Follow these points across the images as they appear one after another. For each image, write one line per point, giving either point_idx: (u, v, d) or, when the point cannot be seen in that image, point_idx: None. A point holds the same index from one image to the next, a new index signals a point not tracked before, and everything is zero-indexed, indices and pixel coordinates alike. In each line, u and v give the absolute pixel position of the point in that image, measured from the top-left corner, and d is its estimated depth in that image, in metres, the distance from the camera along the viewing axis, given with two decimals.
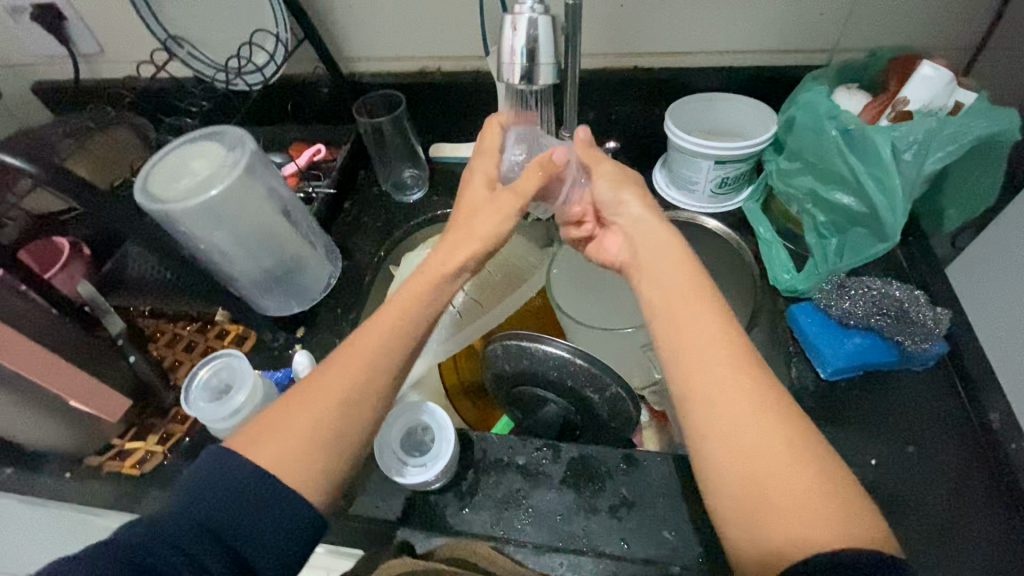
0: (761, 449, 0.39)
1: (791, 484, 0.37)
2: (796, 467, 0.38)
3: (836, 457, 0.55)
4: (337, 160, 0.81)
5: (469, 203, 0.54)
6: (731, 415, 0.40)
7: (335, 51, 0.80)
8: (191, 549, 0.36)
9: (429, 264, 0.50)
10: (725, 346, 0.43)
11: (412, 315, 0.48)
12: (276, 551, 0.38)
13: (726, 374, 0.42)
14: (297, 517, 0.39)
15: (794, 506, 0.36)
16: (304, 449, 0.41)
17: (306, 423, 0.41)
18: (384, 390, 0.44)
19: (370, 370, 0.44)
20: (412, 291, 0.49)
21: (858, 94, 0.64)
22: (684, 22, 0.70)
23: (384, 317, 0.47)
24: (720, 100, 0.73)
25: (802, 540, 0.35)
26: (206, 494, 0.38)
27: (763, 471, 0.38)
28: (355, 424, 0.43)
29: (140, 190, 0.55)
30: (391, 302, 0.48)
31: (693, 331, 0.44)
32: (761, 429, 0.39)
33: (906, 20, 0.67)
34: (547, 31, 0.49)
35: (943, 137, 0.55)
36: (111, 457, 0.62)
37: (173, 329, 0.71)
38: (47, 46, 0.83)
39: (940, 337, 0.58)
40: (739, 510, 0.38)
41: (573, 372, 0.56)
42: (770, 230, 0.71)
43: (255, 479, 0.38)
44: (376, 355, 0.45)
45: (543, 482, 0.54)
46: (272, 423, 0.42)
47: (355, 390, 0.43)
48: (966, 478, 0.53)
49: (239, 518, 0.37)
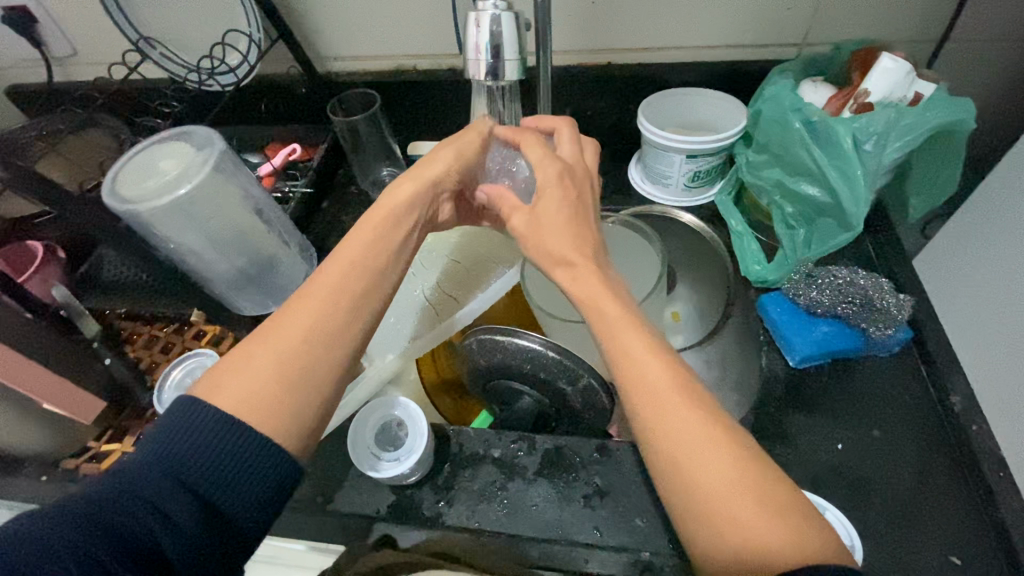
0: (707, 471, 0.38)
1: (734, 511, 0.36)
2: (740, 487, 0.37)
3: (803, 443, 0.56)
4: (314, 160, 0.81)
5: (441, 159, 0.51)
6: (677, 443, 0.39)
7: (309, 51, 0.80)
8: (162, 503, 0.35)
9: (383, 213, 0.48)
10: (665, 375, 0.41)
11: (370, 266, 0.46)
12: (256, 499, 0.37)
13: (663, 400, 0.40)
14: (272, 466, 0.38)
15: (747, 525, 0.35)
16: (268, 400, 0.39)
17: (268, 369, 0.40)
18: (343, 337, 0.43)
19: (333, 318, 0.43)
20: (371, 238, 0.47)
21: (822, 88, 0.65)
22: (653, 18, 0.71)
23: (339, 267, 0.45)
24: (692, 94, 0.74)
25: (757, 558, 0.35)
26: (180, 446, 0.36)
27: (707, 502, 0.37)
28: (318, 376, 0.41)
29: (110, 190, 0.55)
30: (346, 249, 0.46)
31: (628, 361, 0.42)
32: (706, 453, 0.38)
33: (871, 14, 0.68)
34: (510, 27, 0.50)
35: (901, 128, 0.56)
36: (87, 459, 0.61)
37: (149, 331, 0.71)
38: (15, 49, 0.82)
39: (903, 322, 0.60)
40: (698, 530, 0.37)
41: (545, 364, 0.57)
42: (741, 222, 0.71)
43: (222, 432, 0.37)
44: (331, 300, 0.43)
45: (517, 473, 0.55)
46: (230, 372, 0.40)
47: (319, 337, 0.42)
48: (930, 461, 0.54)
49: (213, 470, 0.36)
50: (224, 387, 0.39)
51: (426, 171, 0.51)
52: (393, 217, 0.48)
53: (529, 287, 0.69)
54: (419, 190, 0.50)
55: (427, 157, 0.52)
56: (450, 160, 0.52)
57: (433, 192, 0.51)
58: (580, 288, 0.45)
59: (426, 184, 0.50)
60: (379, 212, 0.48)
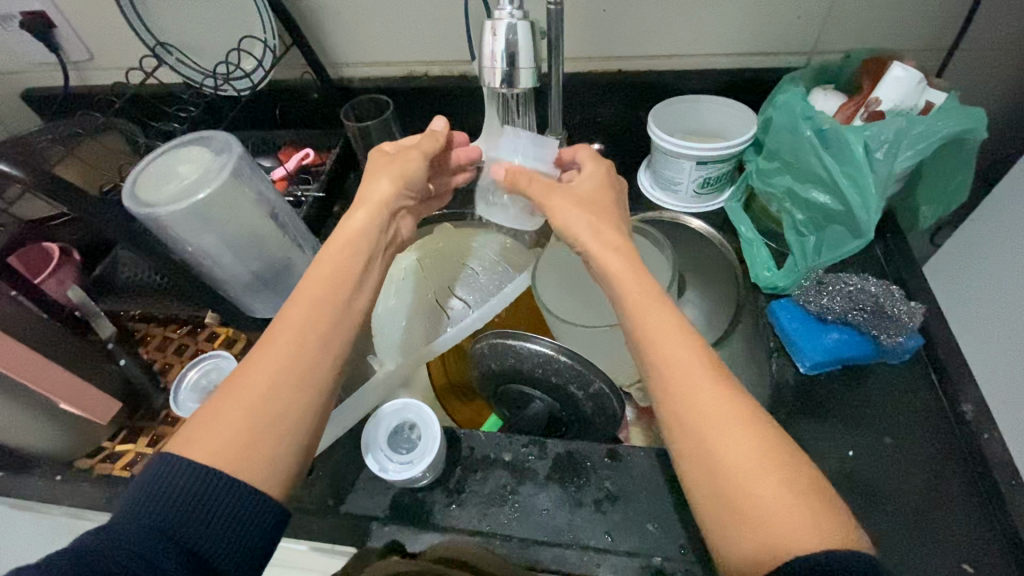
0: (729, 450, 0.38)
1: (758, 489, 0.36)
2: (760, 467, 0.37)
3: (814, 449, 0.56)
4: (326, 165, 0.82)
5: (381, 185, 0.52)
6: (700, 419, 0.39)
7: (323, 57, 0.81)
8: (149, 556, 0.34)
9: (341, 244, 0.48)
10: (689, 351, 0.41)
11: (333, 296, 0.45)
12: (243, 548, 0.37)
13: (695, 378, 0.40)
14: (260, 512, 0.38)
15: (772, 505, 0.35)
16: (241, 450, 0.38)
17: (238, 414, 0.39)
18: (310, 375, 0.42)
19: (301, 352, 0.42)
20: (327, 271, 0.46)
21: (833, 96, 0.66)
22: (664, 26, 0.71)
23: (296, 303, 0.44)
24: (702, 102, 0.74)
25: (784, 539, 0.34)
26: (169, 497, 0.36)
27: (733, 479, 0.37)
28: (287, 416, 0.40)
29: (129, 194, 0.56)
30: (306, 285, 0.45)
31: (659, 335, 0.42)
32: (729, 431, 0.38)
33: (881, 24, 0.69)
34: (526, 36, 0.50)
35: (912, 137, 0.57)
36: (102, 459, 0.63)
37: (163, 333, 0.72)
38: (34, 53, 0.83)
39: (915, 330, 0.60)
40: (723, 512, 0.37)
41: (557, 369, 0.57)
42: (751, 229, 0.72)
43: (208, 479, 0.36)
44: (296, 336, 0.42)
45: (528, 478, 0.55)
46: (200, 425, 0.39)
47: (282, 380, 0.41)
48: (942, 469, 0.54)
49: (203, 518, 0.36)
50: (197, 439, 0.38)
51: (375, 197, 0.51)
52: (352, 245, 0.48)
53: (538, 290, 0.69)
54: (370, 220, 0.50)
55: (370, 180, 0.53)
56: (392, 186, 0.52)
57: (386, 215, 0.52)
58: (613, 268, 0.46)
59: (377, 209, 0.51)
60: (340, 241, 0.48)
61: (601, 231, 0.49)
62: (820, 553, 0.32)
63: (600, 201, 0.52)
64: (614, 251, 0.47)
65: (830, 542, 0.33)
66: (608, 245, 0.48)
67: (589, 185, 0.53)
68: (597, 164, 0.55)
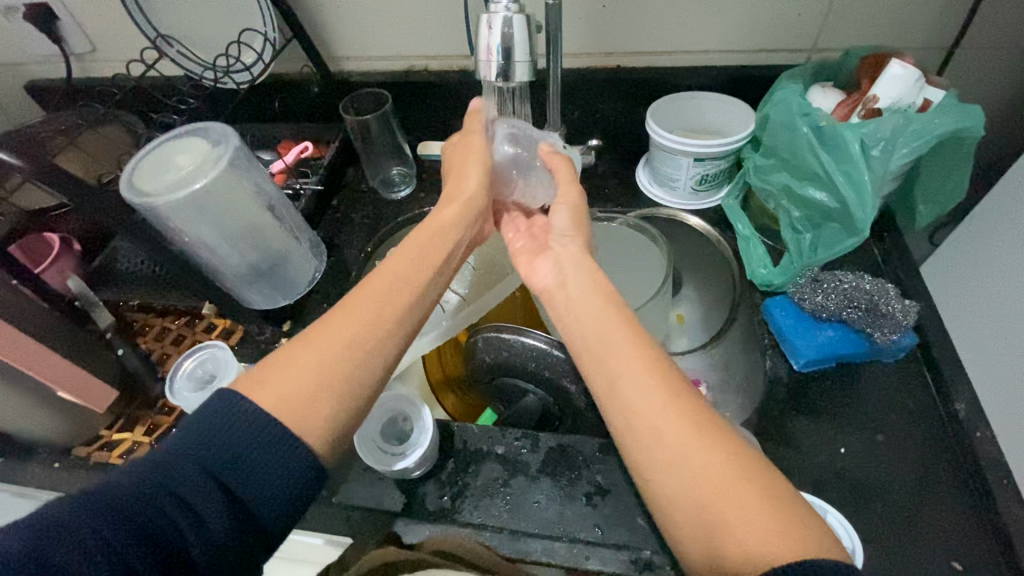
0: (696, 466, 0.37)
1: (728, 504, 0.36)
2: (729, 481, 0.36)
3: (807, 447, 0.56)
4: (325, 158, 0.82)
5: (472, 176, 0.54)
6: (665, 439, 0.39)
7: (323, 50, 0.81)
8: (191, 499, 0.35)
9: (433, 227, 0.50)
10: (648, 371, 0.41)
11: (417, 277, 0.47)
12: (280, 502, 0.37)
13: (653, 396, 0.40)
14: (303, 471, 0.38)
15: (747, 518, 0.35)
16: (304, 398, 0.39)
17: (313, 364, 0.40)
18: (387, 339, 0.44)
19: (382, 323, 0.43)
20: (415, 250, 0.48)
21: (832, 93, 0.65)
22: (663, 21, 0.71)
23: (385, 273, 0.46)
24: (701, 99, 0.74)
25: (759, 551, 0.34)
26: (219, 442, 0.37)
27: (705, 493, 0.37)
28: (351, 377, 0.41)
29: (127, 184, 0.57)
30: (395, 262, 0.47)
31: (613, 354, 0.43)
32: (696, 449, 0.38)
33: (881, 21, 0.68)
34: (522, 29, 0.50)
35: (908, 134, 0.57)
36: (98, 448, 0.62)
37: (162, 323, 0.71)
38: (37, 44, 0.84)
39: (909, 328, 0.60)
40: (700, 531, 0.36)
41: (550, 363, 0.58)
42: (748, 226, 0.71)
43: (262, 425, 0.37)
44: (382, 300, 0.44)
45: (520, 470, 0.55)
46: (271, 371, 0.40)
47: (365, 338, 0.42)
48: (933, 468, 0.54)
49: (247, 466, 0.36)
50: (271, 382, 0.39)
51: (463, 193, 0.53)
52: (436, 233, 0.50)
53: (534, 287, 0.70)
54: (461, 214, 0.52)
55: (461, 172, 0.55)
56: (480, 174, 0.54)
57: (473, 209, 0.53)
58: (577, 286, 0.48)
59: (462, 202, 0.52)
60: (430, 226, 0.50)
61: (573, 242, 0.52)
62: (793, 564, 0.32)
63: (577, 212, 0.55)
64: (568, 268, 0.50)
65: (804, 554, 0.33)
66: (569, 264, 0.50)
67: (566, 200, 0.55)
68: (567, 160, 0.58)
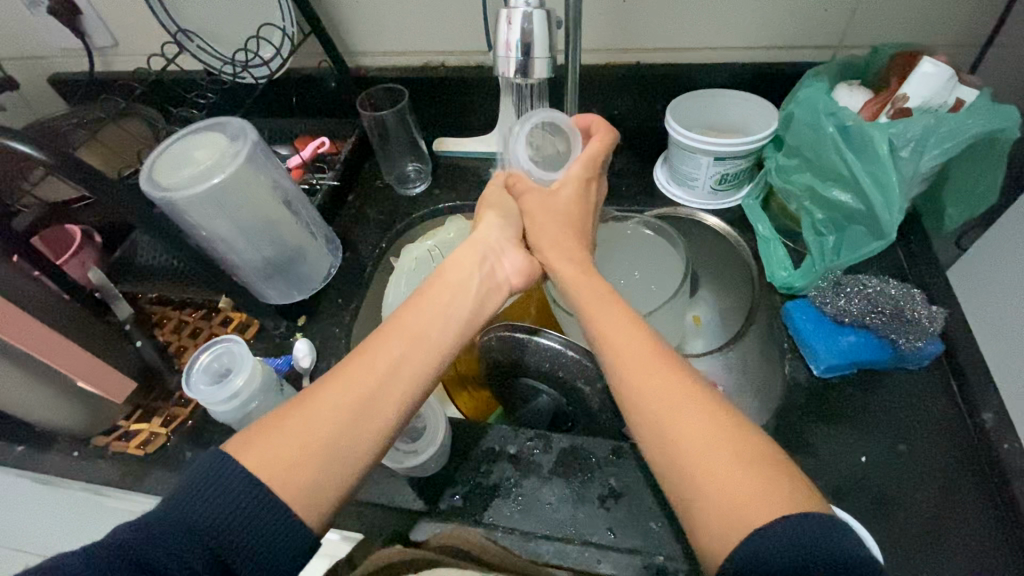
0: (684, 431, 0.39)
1: (711, 464, 0.37)
2: (716, 445, 0.38)
3: (827, 454, 0.55)
4: (341, 154, 0.82)
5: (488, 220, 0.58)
6: (657, 406, 0.41)
7: (341, 45, 0.81)
8: (180, 562, 0.34)
9: (447, 281, 0.52)
10: (643, 343, 0.45)
11: (428, 334, 0.47)
12: (271, 566, 0.36)
13: (650, 366, 0.43)
14: (293, 537, 0.37)
15: (731, 481, 0.36)
16: (292, 459, 0.39)
17: (304, 427, 0.40)
18: (389, 401, 0.43)
19: (383, 384, 0.43)
20: (429, 303, 0.50)
21: (859, 91, 0.64)
22: (684, 17, 0.70)
23: (395, 332, 0.47)
24: (722, 96, 0.73)
25: (743, 515, 0.35)
26: (211, 502, 0.36)
27: (691, 455, 0.38)
28: (343, 442, 0.40)
29: (147, 178, 0.57)
30: (407, 318, 0.48)
31: (613, 329, 0.46)
32: (689, 416, 0.40)
33: (911, 17, 0.66)
34: (542, 25, 0.50)
35: (939, 135, 0.55)
36: (116, 438, 0.64)
37: (179, 316, 0.73)
38: (60, 38, 0.85)
39: (935, 335, 0.58)
40: (689, 497, 0.38)
41: (565, 363, 0.58)
42: (769, 228, 0.70)
43: (253, 489, 0.37)
44: (382, 362, 0.44)
45: (532, 471, 0.55)
46: (265, 431, 0.40)
47: (362, 406, 0.42)
48: (957, 479, 0.52)
49: (238, 530, 0.36)
50: (262, 441, 0.39)
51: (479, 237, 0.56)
52: (450, 285, 0.52)
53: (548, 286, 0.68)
54: (471, 262, 0.54)
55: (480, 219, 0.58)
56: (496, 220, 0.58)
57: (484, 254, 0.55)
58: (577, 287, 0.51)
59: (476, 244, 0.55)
60: (447, 278, 0.52)
61: (564, 244, 0.56)
62: (776, 524, 0.34)
63: (573, 214, 0.57)
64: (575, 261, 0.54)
65: (787, 513, 0.34)
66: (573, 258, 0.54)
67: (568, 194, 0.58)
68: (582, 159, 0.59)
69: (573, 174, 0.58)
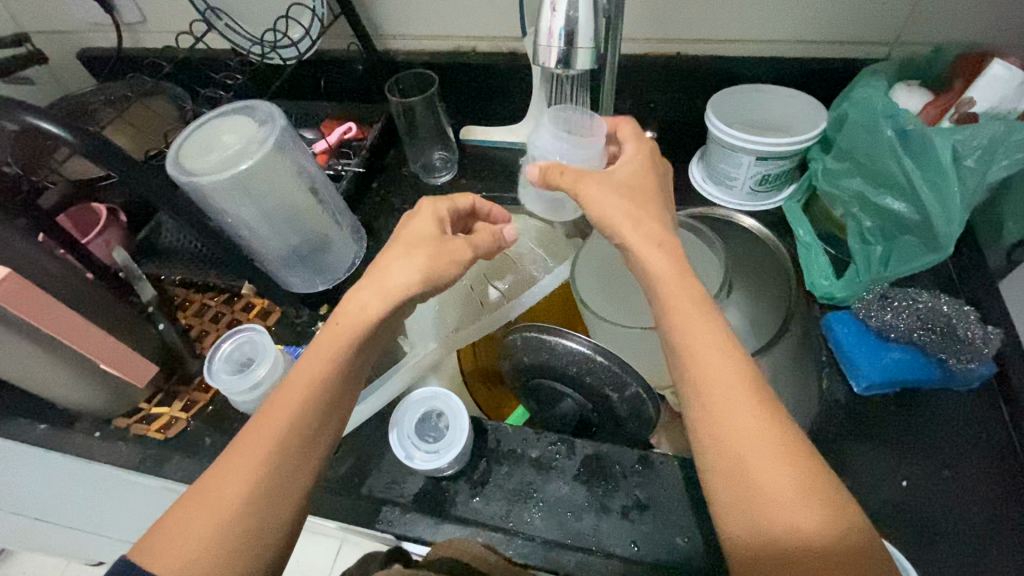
0: (765, 475, 0.35)
1: (795, 519, 0.33)
2: (800, 499, 0.34)
3: (864, 476, 0.53)
4: (367, 139, 0.79)
5: (411, 263, 0.45)
6: (734, 443, 0.36)
7: (370, 28, 0.79)
8: None
9: (342, 331, 0.44)
10: (734, 367, 0.38)
11: (324, 392, 0.43)
12: None
13: (735, 393, 0.37)
14: None
15: (812, 540, 0.33)
16: (215, 554, 0.37)
17: (210, 524, 0.37)
18: (300, 469, 0.41)
19: (287, 456, 0.40)
20: (321, 363, 0.43)
21: (918, 93, 0.60)
22: (732, 7, 0.66)
23: (273, 411, 0.41)
24: (766, 92, 0.69)
25: None
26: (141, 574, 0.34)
27: (768, 504, 0.34)
28: (259, 524, 0.38)
29: (174, 162, 0.56)
30: (298, 377, 0.42)
31: (696, 339, 0.39)
32: (764, 454, 0.35)
33: (980, 13, 0.62)
34: (588, 12, 0.47)
35: (1010, 144, 0.51)
36: (138, 420, 0.64)
37: (201, 300, 0.72)
38: (90, 13, 0.84)
39: (989, 357, 0.54)
40: (760, 546, 0.34)
41: (594, 369, 0.55)
42: (810, 233, 0.67)
43: None
44: (276, 440, 0.40)
45: (555, 476, 0.53)
46: (168, 533, 0.37)
47: (267, 486, 0.39)
48: (1006, 510, 0.50)
49: None
50: (172, 544, 0.36)
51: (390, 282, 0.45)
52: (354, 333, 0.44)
53: (575, 283, 0.66)
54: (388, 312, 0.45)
55: (397, 259, 0.46)
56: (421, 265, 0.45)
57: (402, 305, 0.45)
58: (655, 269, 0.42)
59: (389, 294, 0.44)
60: (340, 326, 0.44)
61: (642, 222, 0.44)
62: None
63: (638, 189, 0.47)
64: (657, 248, 0.43)
65: None
66: (651, 241, 0.43)
67: (631, 173, 0.49)
68: (639, 141, 0.51)
69: (629, 157, 0.50)
